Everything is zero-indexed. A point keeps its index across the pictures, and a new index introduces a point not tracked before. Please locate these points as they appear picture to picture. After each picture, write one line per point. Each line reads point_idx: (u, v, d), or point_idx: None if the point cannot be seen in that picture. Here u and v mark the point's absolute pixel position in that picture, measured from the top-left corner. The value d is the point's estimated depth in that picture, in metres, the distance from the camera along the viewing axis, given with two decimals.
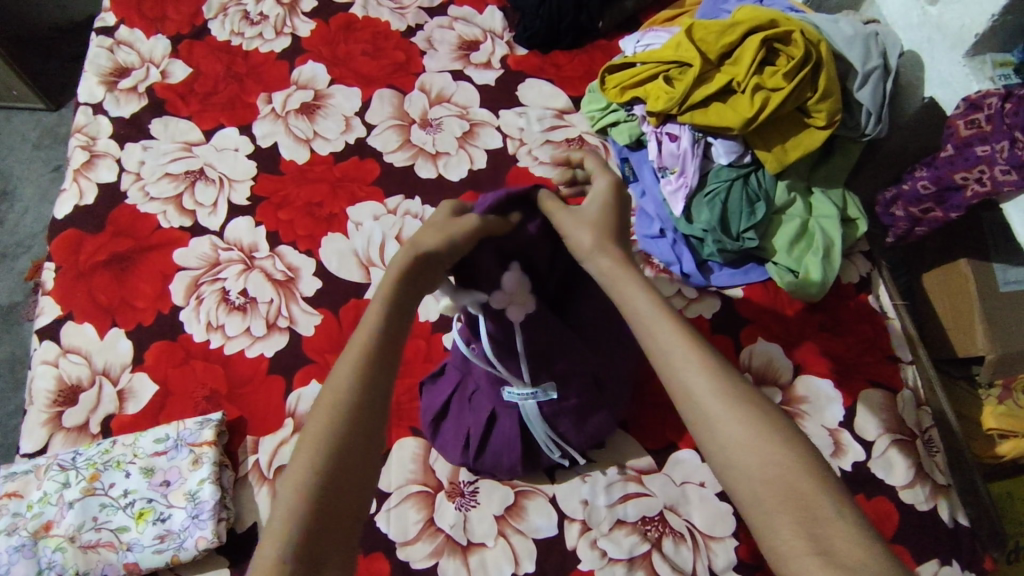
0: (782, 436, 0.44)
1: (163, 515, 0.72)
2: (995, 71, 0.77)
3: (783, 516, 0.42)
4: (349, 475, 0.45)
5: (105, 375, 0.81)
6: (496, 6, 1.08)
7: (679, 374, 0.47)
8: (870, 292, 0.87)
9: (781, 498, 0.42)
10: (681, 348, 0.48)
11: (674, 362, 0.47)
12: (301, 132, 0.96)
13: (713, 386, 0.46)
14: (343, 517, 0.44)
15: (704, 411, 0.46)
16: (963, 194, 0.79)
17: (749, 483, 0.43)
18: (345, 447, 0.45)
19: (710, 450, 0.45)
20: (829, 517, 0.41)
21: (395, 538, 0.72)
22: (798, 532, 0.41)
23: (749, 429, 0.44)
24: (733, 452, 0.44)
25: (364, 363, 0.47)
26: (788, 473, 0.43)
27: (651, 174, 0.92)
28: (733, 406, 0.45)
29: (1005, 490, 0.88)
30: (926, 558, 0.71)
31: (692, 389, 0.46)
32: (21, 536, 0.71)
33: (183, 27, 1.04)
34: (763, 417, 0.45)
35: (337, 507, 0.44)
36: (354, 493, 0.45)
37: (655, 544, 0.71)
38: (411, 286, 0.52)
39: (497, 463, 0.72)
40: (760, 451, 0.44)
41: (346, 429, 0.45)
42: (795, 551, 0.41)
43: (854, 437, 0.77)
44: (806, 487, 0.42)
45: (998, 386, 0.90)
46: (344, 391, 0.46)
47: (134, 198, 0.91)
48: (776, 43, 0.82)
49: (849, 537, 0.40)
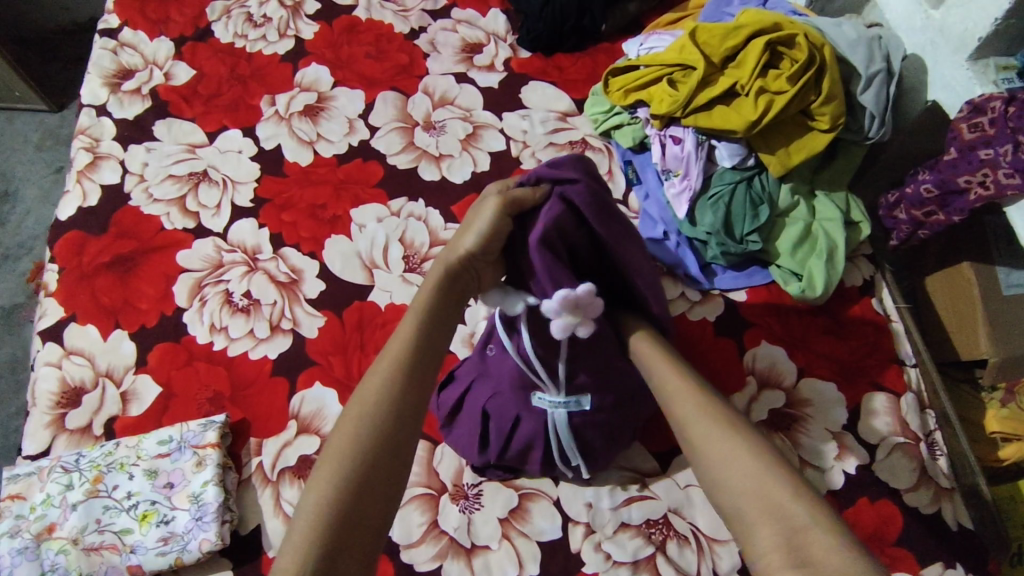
0: (766, 455, 0.48)
1: (167, 517, 0.72)
2: (998, 75, 0.77)
3: (762, 526, 0.44)
4: (378, 474, 0.46)
5: (108, 377, 0.81)
6: (499, 9, 1.08)
7: (677, 408, 0.54)
8: (873, 296, 0.87)
9: (761, 507, 0.45)
10: (679, 388, 0.55)
11: (673, 396, 0.54)
12: (304, 135, 0.96)
13: (703, 414, 0.52)
14: (368, 515, 0.45)
15: (695, 436, 0.51)
16: (966, 198, 0.79)
17: (731, 497, 0.47)
18: (373, 448, 0.47)
19: (701, 470, 0.50)
20: (806, 526, 0.43)
21: (399, 540, 0.72)
22: (776, 542, 0.43)
23: (733, 447, 0.49)
24: (720, 469, 0.48)
25: (395, 371, 0.51)
26: (771, 487, 0.46)
27: (655, 177, 0.93)
28: (719, 428, 0.50)
29: (1007, 494, 0.87)
30: (930, 561, 0.71)
31: (685, 419, 0.52)
32: (23, 538, 0.71)
33: (187, 29, 1.04)
34: (748, 440, 0.49)
35: (359, 513, 0.45)
36: (382, 490, 0.46)
37: (659, 547, 0.71)
38: (444, 296, 0.56)
39: (518, 463, 0.72)
40: (743, 467, 0.47)
41: (375, 431, 0.48)
42: (773, 561, 0.42)
43: (858, 440, 0.77)
44: (785, 498, 0.45)
45: (1001, 389, 0.90)
46: (372, 398, 0.49)
47: (137, 199, 0.91)
48: (779, 47, 0.82)
49: (827, 547, 0.42)
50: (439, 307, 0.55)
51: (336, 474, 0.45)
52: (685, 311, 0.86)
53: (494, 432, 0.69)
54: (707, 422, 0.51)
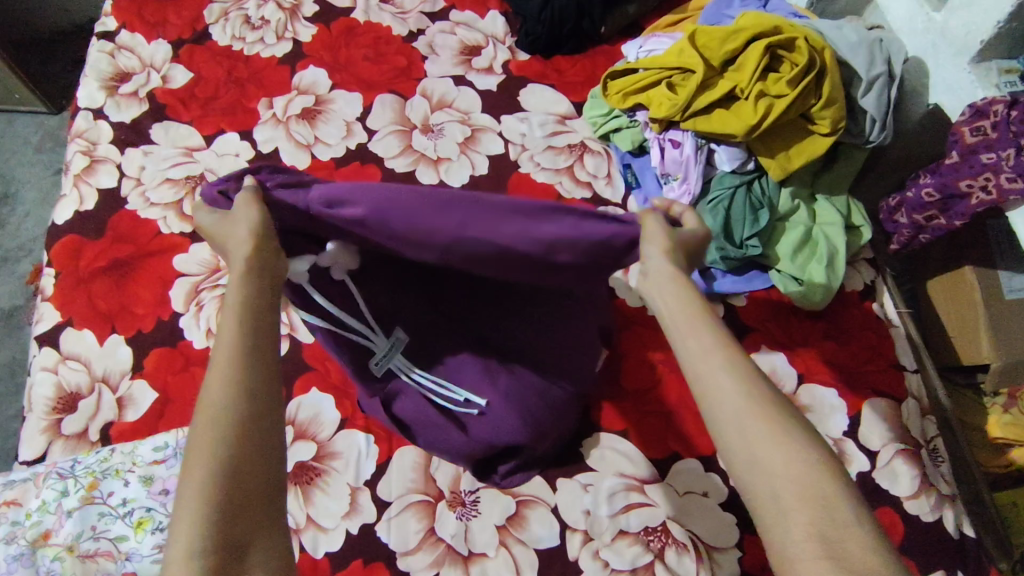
0: (808, 439, 0.43)
1: (162, 524, 0.72)
2: (999, 79, 0.76)
3: (803, 517, 0.40)
4: (245, 498, 0.40)
5: (104, 382, 0.80)
6: (498, 11, 1.07)
7: (710, 370, 0.45)
8: (874, 301, 0.86)
9: (802, 495, 0.40)
10: (713, 345, 0.46)
11: (708, 360, 0.46)
12: (302, 138, 0.96)
13: (743, 385, 0.44)
14: (249, 516, 0.40)
15: (731, 409, 0.44)
16: (967, 202, 0.78)
17: (771, 482, 0.42)
18: (229, 476, 0.39)
19: (733, 444, 0.44)
20: (848, 523, 0.40)
21: (396, 548, 0.71)
22: (813, 534, 0.39)
23: (775, 428, 0.43)
24: (760, 449, 0.42)
25: (234, 386, 0.42)
26: (812, 473, 0.41)
27: (654, 181, 0.93)
28: (760, 402, 0.44)
29: (1011, 500, 0.86)
30: (932, 569, 0.70)
31: (719, 384, 0.45)
32: (20, 545, 0.70)
33: (184, 32, 1.04)
34: (789, 416, 0.44)
35: (246, 484, 0.40)
36: (257, 514, 0.40)
37: (657, 556, 0.71)
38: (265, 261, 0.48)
39: (432, 438, 0.71)
40: (785, 449, 0.42)
41: (236, 450, 0.40)
42: (809, 556, 0.39)
43: (858, 446, 0.77)
44: (829, 489, 0.41)
45: (1002, 394, 0.90)
46: (217, 423, 0.40)
47: (134, 203, 0.91)
48: (779, 50, 0.81)
49: (865, 545, 0.39)
50: (257, 294, 0.46)
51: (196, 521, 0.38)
52: None
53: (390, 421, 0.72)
54: (743, 399, 0.44)
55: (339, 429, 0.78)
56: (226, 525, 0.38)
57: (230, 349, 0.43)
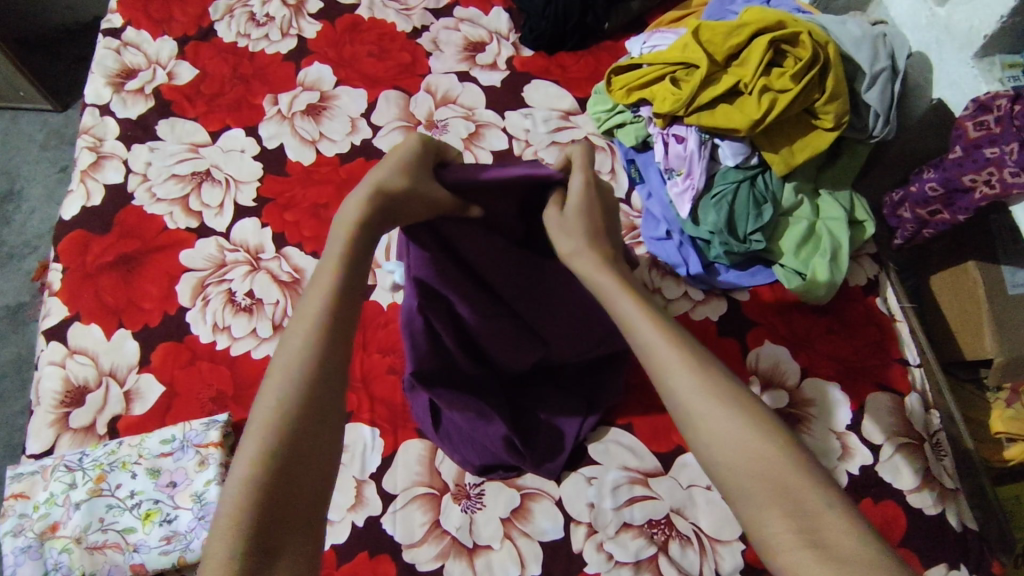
0: (770, 432, 0.44)
1: (170, 516, 0.73)
2: (1004, 73, 0.76)
3: (773, 510, 0.42)
4: (294, 493, 0.42)
5: (112, 376, 0.81)
6: (501, 7, 1.08)
7: (663, 374, 0.47)
8: (877, 296, 0.86)
9: (769, 492, 0.42)
10: (665, 347, 0.48)
11: (660, 364, 0.48)
12: (307, 133, 0.96)
13: (698, 388, 0.46)
14: (309, 476, 0.43)
15: (685, 409, 0.46)
16: (971, 196, 0.78)
17: (738, 481, 0.43)
18: (279, 472, 0.42)
19: (697, 448, 0.46)
20: (823, 511, 0.41)
21: (401, 540, 0.72)
22: (788, 527, 0.41)
23: (736, 427, 0.45)
24: (722, 452, 0.44)
25: (297, 385, 0.45)
26: (777, 468, 0.43)
27: (658, 176, 0.92)
28: (718, 403, 0.45)
29: (1014, 495, 0.87)
30: (935, 562, 0.71)
31: (673, 385, 0.47)
32: (28, 537, 0.72)
33: (190, 28, 1.04)
34: (749, 413, 0.45)
35: (306, 447, 0.43)
36: (303, 511, 0.43)
37: (661, 548, 0.71)
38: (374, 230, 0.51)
39: (455, 440, 0.75)
40: (748, 447, 0.44)
41: (290, 438, 0.43)
42: (787, 545, 0.41)
43: (862, 440, 0.77)
44: (795, 483, 0.42)
45: (1005, 389, 0.89)
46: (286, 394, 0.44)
47: (141, 199, 0.91)
48: (783, 45, 0.81)
49: (843, 531, 0.40)
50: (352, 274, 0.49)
51: (238, 515, 0.40)
52: (688, 311, 0.86)
53: (425, 417, 0.75)
54: (703, 399, 0.46)
55: (345, 422, 0.78)
56: (273, 517, 0.41)
57: (301, 348, 0.45)
